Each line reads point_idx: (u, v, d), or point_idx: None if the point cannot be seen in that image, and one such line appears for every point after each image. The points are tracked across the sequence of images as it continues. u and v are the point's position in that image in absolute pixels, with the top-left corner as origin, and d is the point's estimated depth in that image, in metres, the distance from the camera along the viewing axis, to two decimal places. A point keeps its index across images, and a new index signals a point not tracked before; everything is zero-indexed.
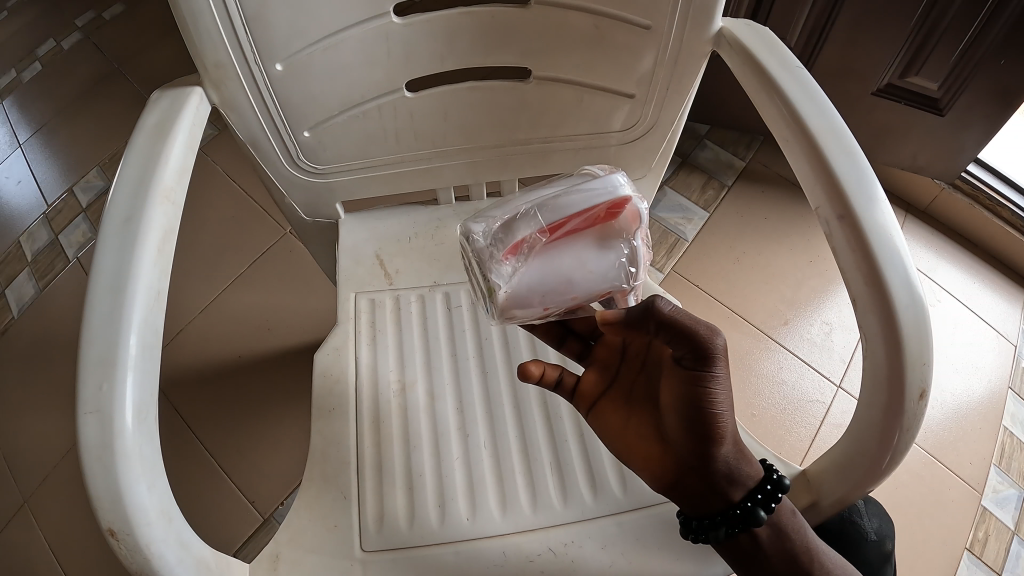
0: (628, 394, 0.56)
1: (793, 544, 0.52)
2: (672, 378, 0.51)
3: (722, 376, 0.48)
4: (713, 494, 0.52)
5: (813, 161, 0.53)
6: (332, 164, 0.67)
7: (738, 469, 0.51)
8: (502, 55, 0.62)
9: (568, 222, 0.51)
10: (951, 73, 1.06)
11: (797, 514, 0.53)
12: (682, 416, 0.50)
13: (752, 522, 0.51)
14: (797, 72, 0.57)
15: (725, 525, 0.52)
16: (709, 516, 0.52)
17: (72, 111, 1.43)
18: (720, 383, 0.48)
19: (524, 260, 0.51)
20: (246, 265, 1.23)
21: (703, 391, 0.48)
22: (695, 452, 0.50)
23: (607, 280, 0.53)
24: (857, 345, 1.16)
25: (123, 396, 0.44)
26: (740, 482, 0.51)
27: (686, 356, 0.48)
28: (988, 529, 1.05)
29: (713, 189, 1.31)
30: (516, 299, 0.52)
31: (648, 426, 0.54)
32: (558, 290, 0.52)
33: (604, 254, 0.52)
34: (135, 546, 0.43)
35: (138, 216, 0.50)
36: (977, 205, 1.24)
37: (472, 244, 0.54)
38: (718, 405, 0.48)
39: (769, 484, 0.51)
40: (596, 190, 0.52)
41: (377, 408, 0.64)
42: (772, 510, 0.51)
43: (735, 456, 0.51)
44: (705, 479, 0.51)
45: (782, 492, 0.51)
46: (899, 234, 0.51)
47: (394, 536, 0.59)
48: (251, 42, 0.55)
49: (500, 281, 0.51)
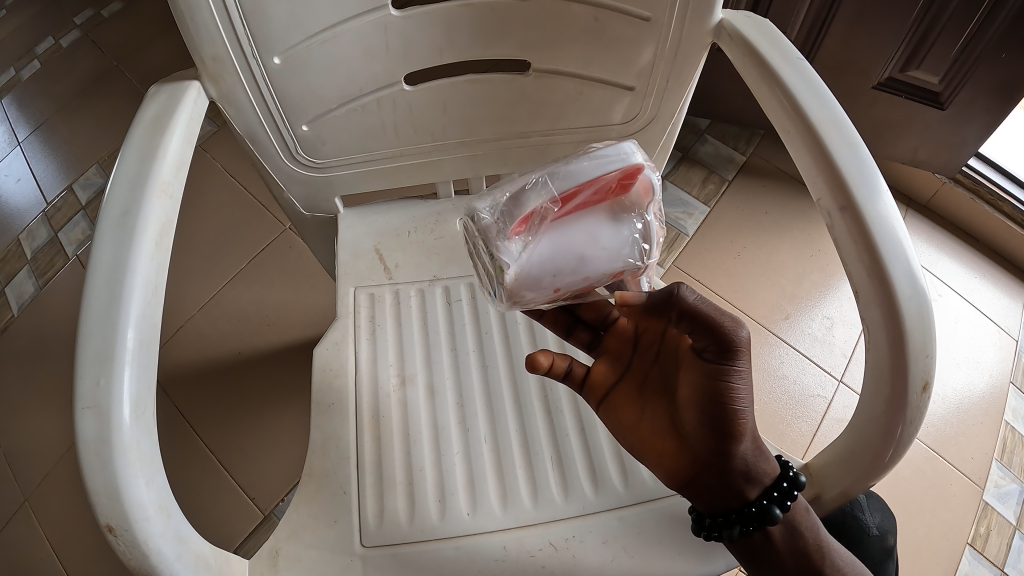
0: (640, 386, 0.56)
1: (805, 542, 0.52)
2: (691, 370, 0.50)
3: (744, 369, 0.47)
4: (729, 490, 0.52)
5: (815, 152, 0.53)
6: (331, 158, 0.67)
7: (755, 466, 0.51)
8: (500, 47, 0.61)
9: (579, 193, 0.51)
10: (952, 67, 1.05)
11: (811, 512, 0.53)
12: (701, 411, 0.49)
13: (768, 520, 0.50)
14: (797, 62, 0.57)
15: (739, 523, 0.51)
16: (723, 513, 0.52)
17: (71, 109, 1.42)
18: (742, 376, 0.47)
19: (535, 234, 0.51)
20: (246, 261, 1.23)
21: (724, 385, 0.47)
22: (713, 448, 0.50)
23: (620, 257, 0.52)
24: (859, 339, 1.16)
25: (120, 391, 0.44)
26: (757, 479, 0.51)
27: (709, 348, 0.47)
28: (990, 524, 1.04)
29: (713, 183, 1.30)
30: (527, 279, 0.51)
31: (662, 420, 0.54)
32: (569, 269, 0.51)
33: (617, 229, 0.52)
34: (132, 542, 0.43)
35: (136, 209, 0.49)
36: (978, 200, 1.24)
37: (479, 222, 0.53)
38: (739, 400, 0.47)
39: (786, 481, 0.51)
40: (609, 157, 0.51)
41: (376, 403, 0.64)
42: (787, 507, 0.51)
43: (753, 452, 0.51)
44: (722, 475, 0.51)
45: (799, 489, 0.51)
46: (901, 225, 0.50)
47: (395, 532, 0.58)
48: (248, 36, 0.54)
49: (510, 259, 0.50)
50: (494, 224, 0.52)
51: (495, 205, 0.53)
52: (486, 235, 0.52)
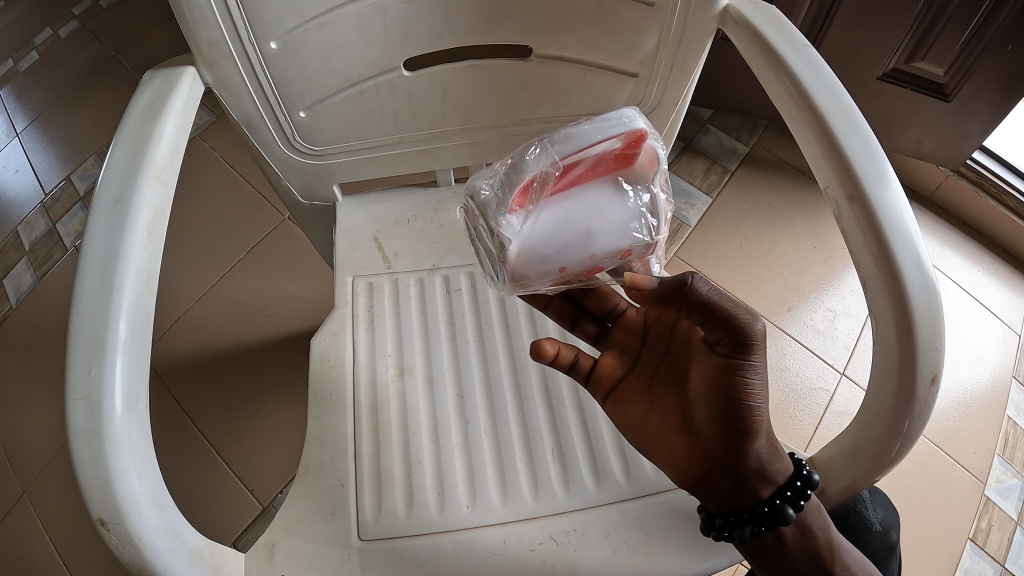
0: (649, 380, 0.55)
1: (815, 539, 0.51)
2: (704, 364, 0.49)
3: (759, 364, 0.46)
4: (741, 488, 0.51)
5: (822, 139, 0.52)
6: (329, 145, 0.65)
7: (769, 465, 0.50)
8: (501, 33, 0.60)
9: (580, 162, 0.49)
10: (959, 57, 1.04)
11: (822, 511, 0.52)
12: (713, 407, 0.49)
13: (780, 519, 0.50)
14: (804, 49, 0.56)
15: (751, 523, 0.51)
16: (735, 513, 0.51)
17: (70, 99, 1.41)
18: (757, 371, 0.46)
19: (536, 206, 0.50)
20: (245, 251, 1.22)
21: (739, 380, 0.46)
22: (726, 445, 0.49)
23: (626, 231, 0.52)
24: (863, 332, 1.15)
25: (111, 382, 0.43)
26: (769, 478, 0.51)
27: (722, 341, 0.46)
28: (991, 519, 1.04)
29: (716, 173, 1.29)
30: (530, 256, 0.50)
31: (672, 417, 0.53)
32: (574, 245, 0.51)
33: (621, 202, 0.51)
34: (125, 536, 0.42)
35: (129, 195, 0.48)
36: (982, 193, 1.23)
37: (478, 198, 0.53)
38: (753, 395, 0.46)
39: (799, 480, 0.51)
40: (611, 121, 0.49)
41: (374, 394, 0.63)
42: (800, 507, 0.50)
43: (767, 450, 0.50)
44: (734, 473, 0.50)
45: (812, 488, 0.50)
46: (910, 214, 0.49)
47: (394, 524, 0.58)
48: (244, 20, 0.53)
49: (511, 234, 0.49)
50: (494, 198, 0.51)
51: (494, 179, 0.52)
52: (486, 210, 0.51)
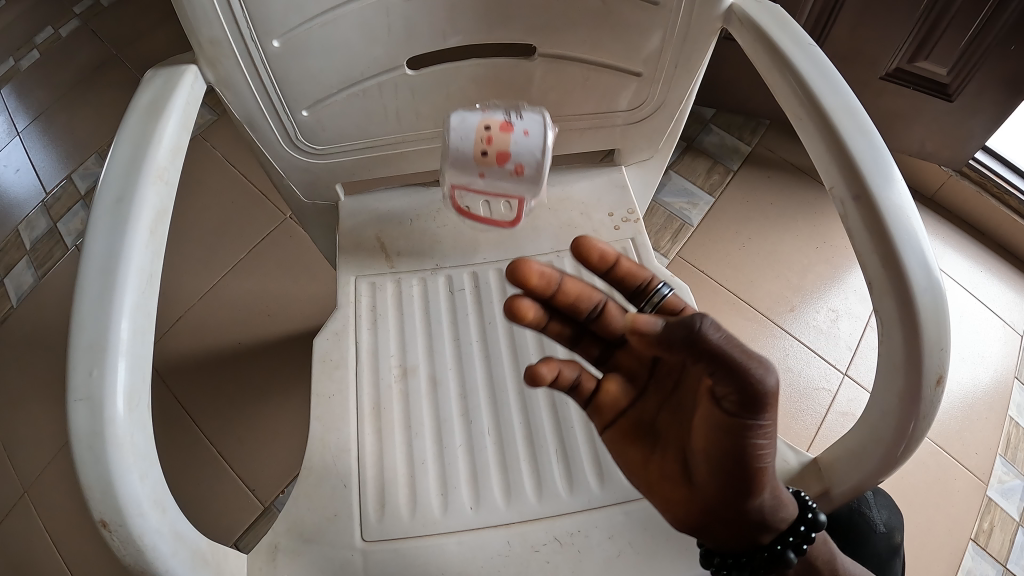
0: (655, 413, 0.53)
1: (819, 572, 0.55)
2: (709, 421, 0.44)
3: (771, 433, 0.42)
4: (741, 533, 0.50)
5: (827, 139, 0.52)
6: (331, 145, 0.65)
7: (772, 514, 0.49)
8: (504, 32, 0.59)
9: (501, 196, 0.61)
10: (962, 57, 1.04)
11: (828, 543, 0.56)
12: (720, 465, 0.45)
13: (780, 563, 0.50)
14: (808, 48, 0.55)
15: (750, 566, 0.51)
16: (734, 555, 0.52)
17: (71, 98, 1.41)
18: (768, 438, 0.42)
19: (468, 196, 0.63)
20: (245, 250, 1.22)
21: (748, 448, 0.43)
22: (729, 501, 0.47)
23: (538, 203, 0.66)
24: (865, 332, 1.14)
25: (113, 383, 0.43)
26: (772, 526, 0.50)
27: (731, 403, 0.40)
28: (993, 520, 1.03)
29: (717, 173, 1.29)
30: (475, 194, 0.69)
31: (673, 460, 0.51)
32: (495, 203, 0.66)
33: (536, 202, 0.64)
34: (127, 538, 0.42)
35: (130, 195, 0.48)
36: (984, 193, 1.22)
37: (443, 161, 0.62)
38: (763, 458, 0.44)
39: (803, 524, 0.51)
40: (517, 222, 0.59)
41: (377, 395, 0.63)
42: (802, 550, 0.50)
43: (771, 500, 0.49)
44: (736, 523, 0.49)
45: (816, 530, 0.51)
46: (915, 214, 0.49)
47: (397, 525, 0.57)
48: (246, 18, 0.52)
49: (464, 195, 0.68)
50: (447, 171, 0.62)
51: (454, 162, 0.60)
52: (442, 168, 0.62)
